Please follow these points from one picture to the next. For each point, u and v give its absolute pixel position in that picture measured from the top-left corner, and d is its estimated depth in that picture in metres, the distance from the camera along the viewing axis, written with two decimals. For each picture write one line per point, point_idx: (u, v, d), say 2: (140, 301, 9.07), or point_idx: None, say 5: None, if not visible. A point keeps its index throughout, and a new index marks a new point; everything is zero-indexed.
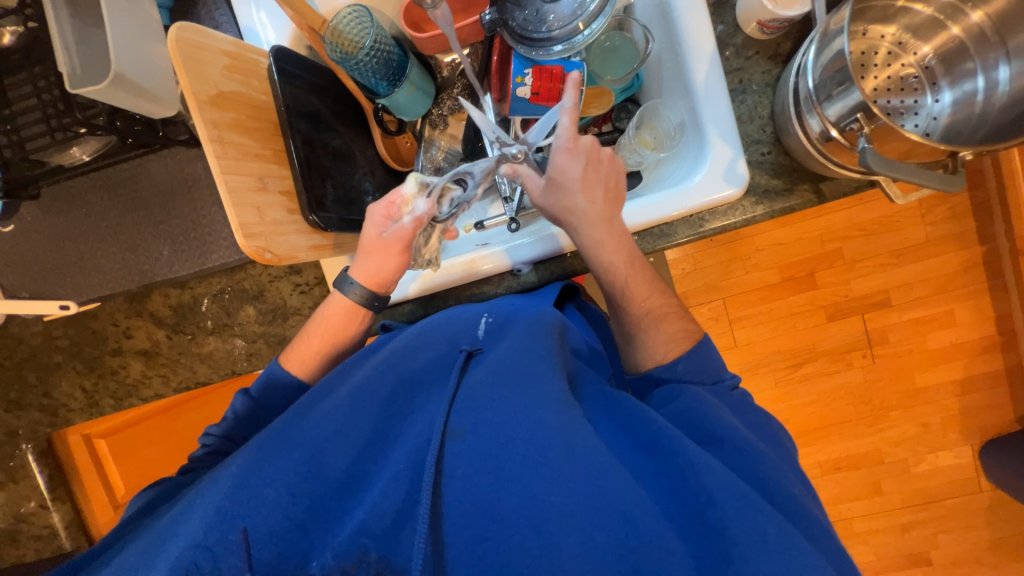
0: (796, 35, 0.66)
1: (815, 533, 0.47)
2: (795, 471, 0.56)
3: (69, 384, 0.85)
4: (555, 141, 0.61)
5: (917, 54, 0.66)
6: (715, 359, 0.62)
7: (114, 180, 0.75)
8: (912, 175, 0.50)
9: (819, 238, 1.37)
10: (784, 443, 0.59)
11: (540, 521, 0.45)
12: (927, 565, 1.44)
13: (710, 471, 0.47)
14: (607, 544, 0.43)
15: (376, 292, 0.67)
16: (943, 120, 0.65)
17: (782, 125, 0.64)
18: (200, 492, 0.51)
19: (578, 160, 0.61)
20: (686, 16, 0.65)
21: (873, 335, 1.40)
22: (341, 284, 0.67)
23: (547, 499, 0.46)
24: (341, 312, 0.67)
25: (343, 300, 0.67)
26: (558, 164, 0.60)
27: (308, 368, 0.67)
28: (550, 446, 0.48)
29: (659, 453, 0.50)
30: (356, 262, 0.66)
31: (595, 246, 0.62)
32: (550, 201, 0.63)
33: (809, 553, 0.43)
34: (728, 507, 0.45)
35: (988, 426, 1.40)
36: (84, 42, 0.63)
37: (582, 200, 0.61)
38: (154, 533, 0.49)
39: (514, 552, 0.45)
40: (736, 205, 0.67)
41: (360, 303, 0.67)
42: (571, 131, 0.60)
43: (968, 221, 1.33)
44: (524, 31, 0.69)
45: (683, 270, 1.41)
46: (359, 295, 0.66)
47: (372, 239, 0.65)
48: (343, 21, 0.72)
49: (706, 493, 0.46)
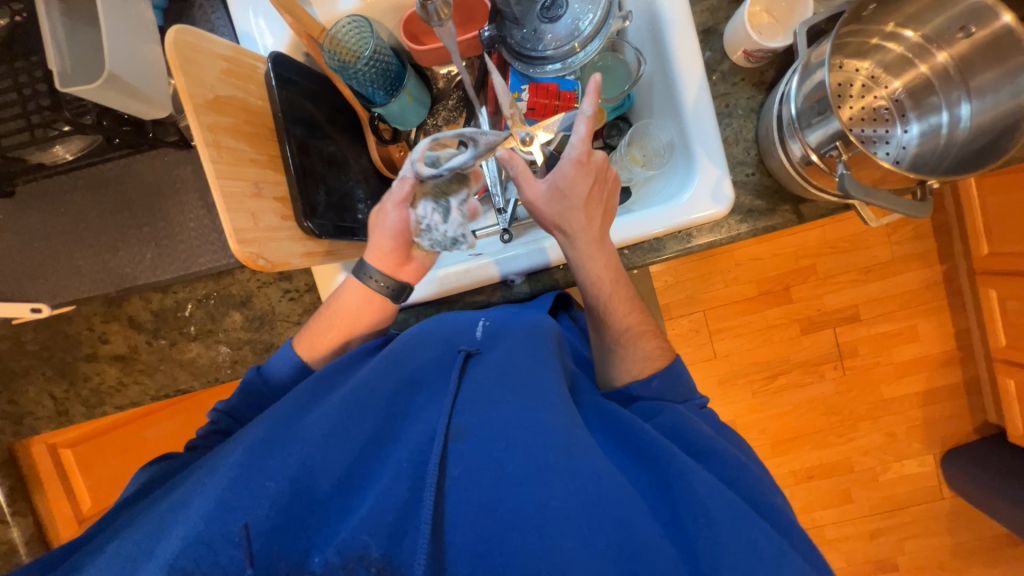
0: (780, 64, 0.70)
1: (802, 547, 0.49)
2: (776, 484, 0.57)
3: (37, 391, 0.81)
4: (567, 150, 0.60)
5: (888, 88, 0.71)
6: (686, 378, 0.64)
7: (97, 180, 0.72)
8: (886, 202, 0.53)
9: (794, 254, 1.42)
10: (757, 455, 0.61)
11: (542, 524, 0.45)
12: (893, 570, 1.50)
13: (707, 483, 0.48)
14: (607, 552, 0.44)
15: (398, 283, 0.66)
16: (912, 150, 0.69)
17: (766, 148, 0.67)
18: (199, 484, 0.50)
19: (587, 176, 0.61)
20: (677, 39, 0.68)
21: (844, 348, 1.46)
22: (358, 273, 0.66)
23: (550, 503, 0.46)
24: (354, 305, 0.66)
25: (361, 287, 0.66)
26: (565, 174, 0.60)
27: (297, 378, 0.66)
28: (551, 448, 0.49)
29: (657, 462, 0.51)
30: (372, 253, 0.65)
31: (582, 260, 0.63)
32: (550, 211, 0.61)
33: (799, 562, 0.45)
34: (724, 519, 0.45)
35: (949, 436, 1.48)
36: (74, 39, 0.62)
37: (580, 216, 0.61)
38: (153, 522, 0.49)
39: (516, 553, 0.45)
40: (721, 223, 0.70)
41: (385, 293, 0.66)
42: (586, 142, 0.60)
43: (930, 241, 1.41)
44: (522, 49, 0.71)
45: (665, 283, 1.44)
46: (380, 285, 0.66)
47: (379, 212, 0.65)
48: (342, 31, 0.72)
49: (702, 504, 0.46)
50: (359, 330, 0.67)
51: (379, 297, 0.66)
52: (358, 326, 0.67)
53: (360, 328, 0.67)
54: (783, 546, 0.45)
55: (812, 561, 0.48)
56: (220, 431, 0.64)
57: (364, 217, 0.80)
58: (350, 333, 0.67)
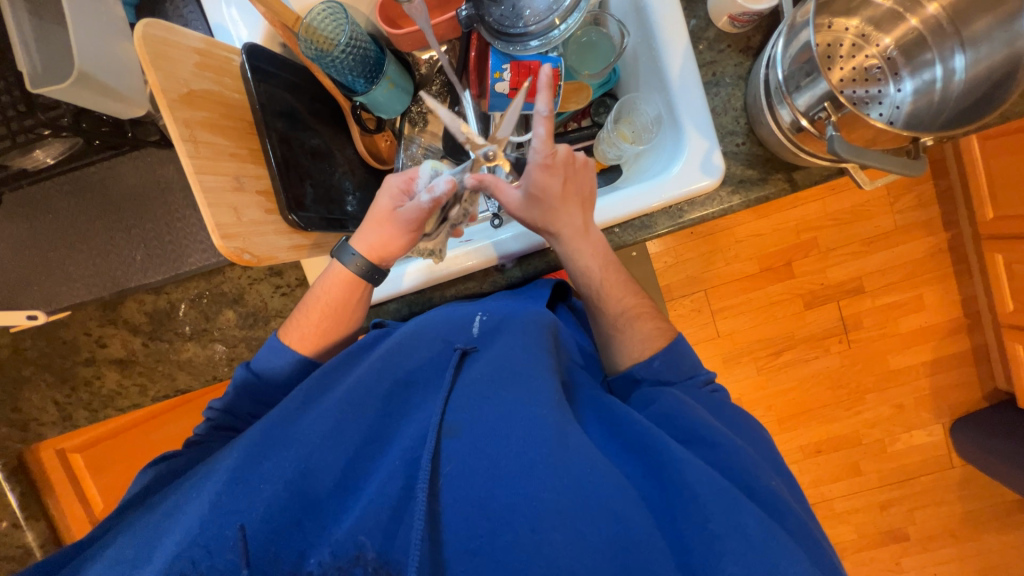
0: (767, 28, 0.68)
1: (799, 532, 0.48)
2: (775, 467, 0.55)
3: (40, 397, 0.82)
4: (531, 156, 0.57)
5: (878, 46, 0.69)
6: (690, 356, 0.62)
7: (83, 184, 0.72)
8: (876, 161, 0.51)
9: (795, 228, 1.40)
10: (764, 441, 0.59)
11: (532, 518, 0.45)
12: (905, 541, 1.50)
13: (700, 472, 0.47)
14: (597, 545, 0.44)
15: (374, 264, 0.65)
16: (906, 109, 0.68)
17: (755, 116, 0.65)
18: (200, 482, 0.51)
19: (556, 176, 0.58)
20: (660, 11, 0.67)
21: (848, 322, 1.45)
22: (338, 254, 0.65)
23: (539, 497, 0.46)
24: (341, 283, 0.65)
25: (342, 270, 0.65)
26: (536, 181, 0.58)
27: (308, 346, 0.65)
28: (543, 444, 0.48)
29: (648, 451, 0.51)
30: (357, 232, 0.65)
31: (571, 253, 0.63)
32: (530, 217, 0.61)
33: (790, 550, 0.44)
34: (719, 508, 0.45)
35: (958, 405, 1.46)
36: (46, 40, 0.61)
37: (561, 221, 0.61)
38: (154, 524, 0.50)
39: (508, 550, 0.45)
40: (713, 195, 0.68)
41: (359, 274, 0.65)
42: (548, 144, 0.56)
43: (933, 208, 1.39)
44: (501, 27, 0.70)
45: (665, 264, 1.43)
46: (357, 265, 0.64)
47: (379, 211, 0.64)
48: (317, 18, 0.71)
49: (692, 491, 0.46)
50: (351, 314, 0.67)
51: (354, 282, 0.65)
52: (351, 312, 0.67)
53: (351, 314, 0.67)
54: (775, 534, 0.45)
55: (808, 551, 0.47)
56: (222, 417, 0.63)
57: (352, 210, 0.78)
58: (343, 321, 0.67)
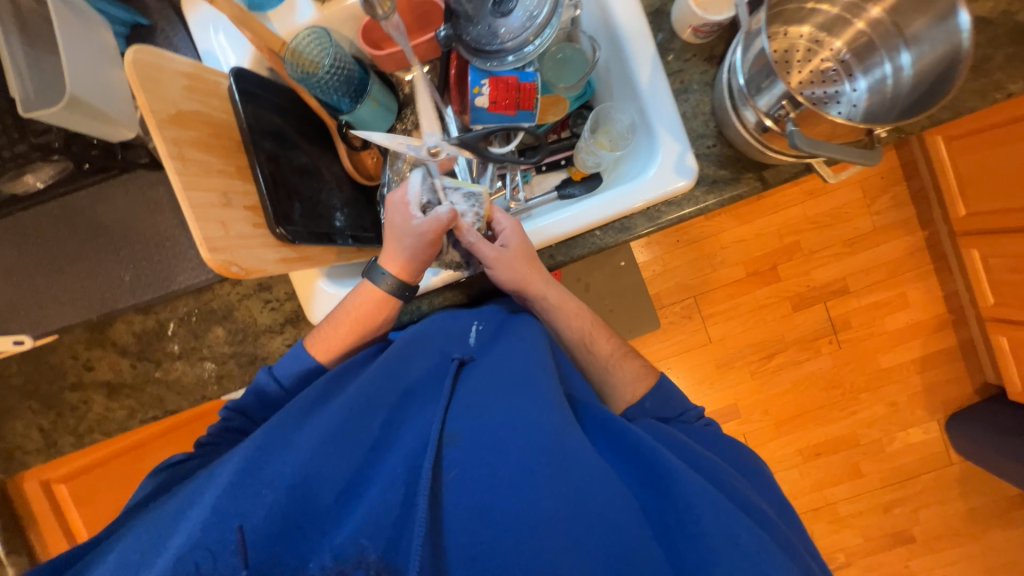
0: (728, 38, 0.72)
1: (788, 546, 0.49)
2: (764, 495, 0.58)
3: (25, 425, 0.81)
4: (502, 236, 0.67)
5: (832, 49, 0.73)
6: (677, 394, 0.66)
7: (72, 209, 0.73)
8: (835, 151, 0.54)
9: (777, 232, 1.44)
10: (753, 471, 0.62)
11: (533, 526, 0.45)
12: (911, 542, 1.48)
13: (691, 482, 0.48)
14: (595, 553, 0.45)
15: (404, 282, 0.67)
16: (862, 106, 0.71)
17: (722, 118, 0.69)
18: (204, 483, 0.51)
19: (517, 259, 0.67)
20: (627, 25, 0.71)
21: (836, 322, 1.47)
22: (370, 275, 0.67)
23: (540, 505, 0.46)
24: (374, 302, 0.67)
25: (374, 289, 0.66)
26: (500, 256, 0.66)
27: (333, 360, 0.67)
28: (542, 451, 0.49)
29: (645, 462, 0.51)
30: (384, 253, 0.67)
31: (553, 312, 0.69)
32: (502, 279, 0.67)
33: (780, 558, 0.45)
34: (710, 514, 0.46)
35: (951, 401, 1.48)
36: (38, 69, 0.63)
37: (538, 280, 0.67)
38: (160, 523, 0.50)
39: (508, 556, 0.45)
40: (688, 196, 0.71)
41: (391, 293, 0.67)
42: (514, 234, 0.67)
43: (908, 208, 1.43)
44: (479, 44, 0.74)
45: (654, 272, 1.46)
46: (389, 285, 0.66)
47: (395, 229, 0.67)
48: (302, 43, 0.75)
49: (688, 502, 0.47)
50: (378, 329, 0.68)
51: (389, 299, 0.67)
52: (377, 327, 0.68)
53: (377, 331, 0.68)
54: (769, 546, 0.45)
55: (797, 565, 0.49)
56: (234, 428, 0.64)
57: (340, 224, 0.80)
58: (365, 337, 0.68)
